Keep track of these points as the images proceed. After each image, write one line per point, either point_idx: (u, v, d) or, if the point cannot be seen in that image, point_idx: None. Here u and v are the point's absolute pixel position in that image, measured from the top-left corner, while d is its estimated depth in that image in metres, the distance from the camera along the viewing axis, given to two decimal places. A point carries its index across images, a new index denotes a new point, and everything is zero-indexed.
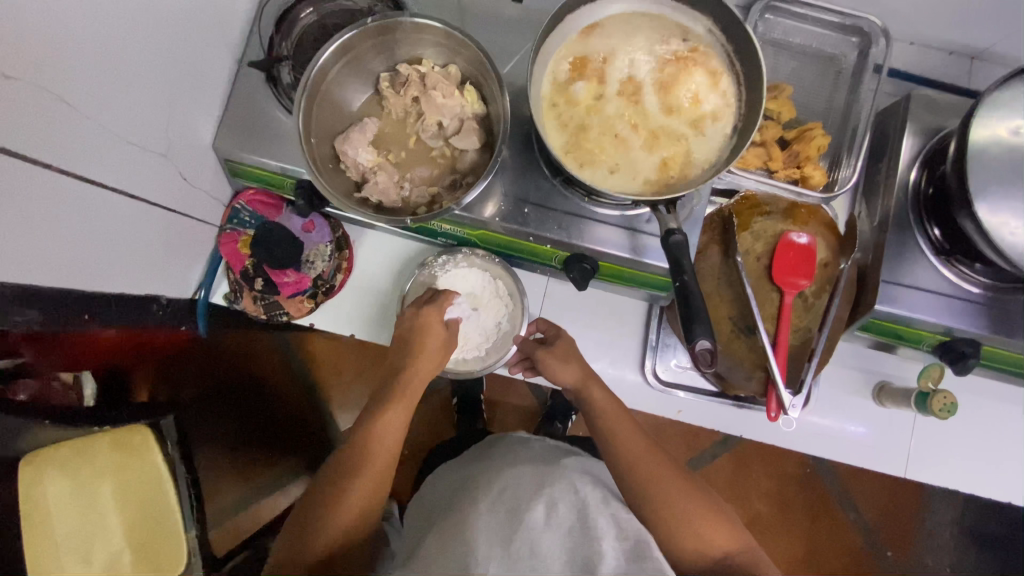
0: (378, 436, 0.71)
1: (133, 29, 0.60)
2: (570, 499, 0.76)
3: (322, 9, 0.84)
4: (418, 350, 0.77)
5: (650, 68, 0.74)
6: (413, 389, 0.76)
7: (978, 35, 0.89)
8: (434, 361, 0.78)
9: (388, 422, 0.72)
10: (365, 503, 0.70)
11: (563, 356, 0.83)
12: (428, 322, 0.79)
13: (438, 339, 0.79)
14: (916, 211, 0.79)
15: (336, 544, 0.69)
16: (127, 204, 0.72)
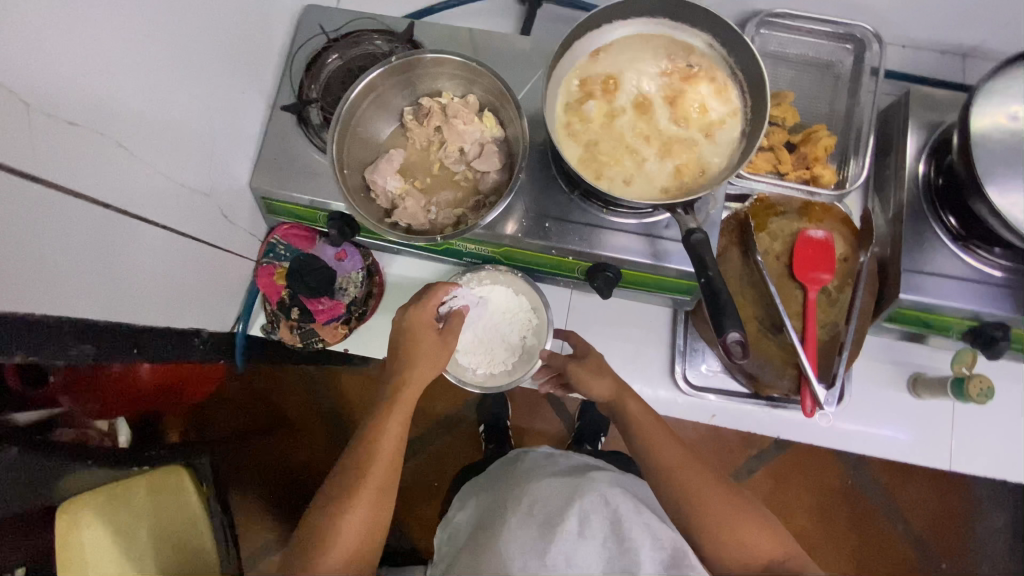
0: (378, 445, 0.70)
1: (174, 77, 0.66)
2: (603, 511, 0.75)
3: (346, 54, 0.90)
4: (411, 355, 0.76)
5: (656, 83, 0.78)
6: (411, 397, 0.74)
7: (969, 34, 0.93)
8: (431, 362, 0.77)
9: (386, 429, 0.71)
10: (369, 518, 0.67)
11: (592, 372, 0.84)
12: (424, 327, 0.78)
13: (438, 348, 0.78)
14: (929, 202, 0.81)
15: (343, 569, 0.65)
16: (172, 241, 0.76)
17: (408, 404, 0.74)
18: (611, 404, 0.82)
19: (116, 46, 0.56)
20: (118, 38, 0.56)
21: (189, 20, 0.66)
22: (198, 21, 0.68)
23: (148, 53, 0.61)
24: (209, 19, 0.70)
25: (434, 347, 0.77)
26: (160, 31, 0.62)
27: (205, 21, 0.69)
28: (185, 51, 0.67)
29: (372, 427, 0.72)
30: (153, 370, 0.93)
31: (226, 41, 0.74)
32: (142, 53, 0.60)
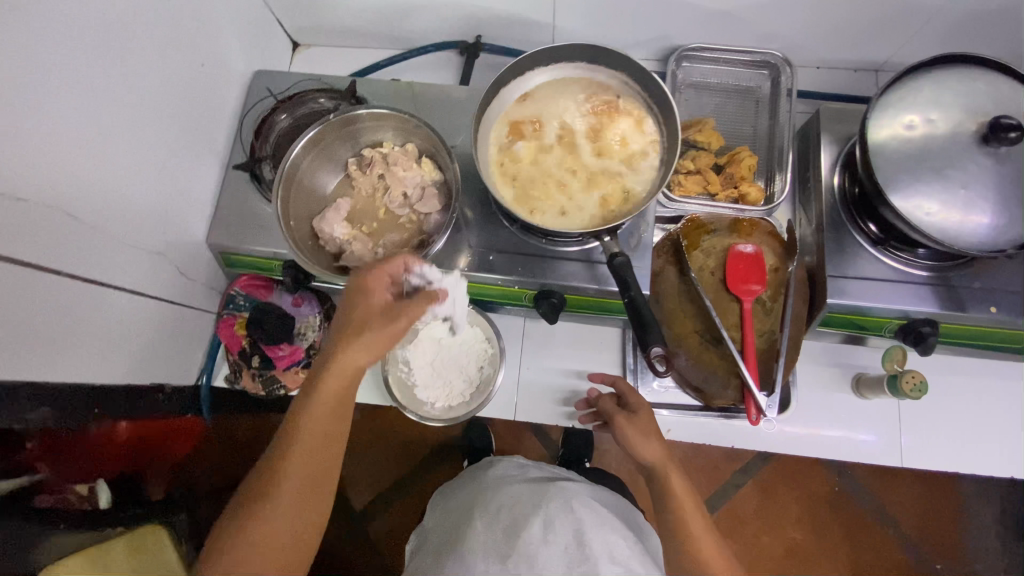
0: (298, 459, 0.65)
1: (117, 148, 0.72)
2: (566, 518, 0.80)
3: (295, 113, 0.95)
4: (347, 335, 0.66)
5: (580, 121, 0.84)
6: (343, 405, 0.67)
7: (874, 52, 1.00)
8: (367, 344, 0.66)
9: (303, 441, 0.65)
10: (286, 534, 0.64)
11: (642, 430, 0.78)
12: (363, 308, 0.67)
13: (380, 347, 0.66)
14: (846, 210, 0.85)
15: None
16: (129, 300, 0.80)
17: (341, 386, 0.66)
18: (654, 469, 0.75)
19: (48, 126, 0.61)
20: (52, 118, 0.62)
21: (126, 96, 0.72)
22: (136, 96, 0.74)
23: (85, 128, 0.66)
24: (148, 93, 0.76)
25: (376, 327, 0.66)
26: (95, 108, 0.68)
27: (144, 96, 0.75)
28: (125, 125, 0.73)
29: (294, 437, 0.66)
30: (127, 427, 0.87)
31: (168, 112, 0.81)
32: (79, 128, 0.65)
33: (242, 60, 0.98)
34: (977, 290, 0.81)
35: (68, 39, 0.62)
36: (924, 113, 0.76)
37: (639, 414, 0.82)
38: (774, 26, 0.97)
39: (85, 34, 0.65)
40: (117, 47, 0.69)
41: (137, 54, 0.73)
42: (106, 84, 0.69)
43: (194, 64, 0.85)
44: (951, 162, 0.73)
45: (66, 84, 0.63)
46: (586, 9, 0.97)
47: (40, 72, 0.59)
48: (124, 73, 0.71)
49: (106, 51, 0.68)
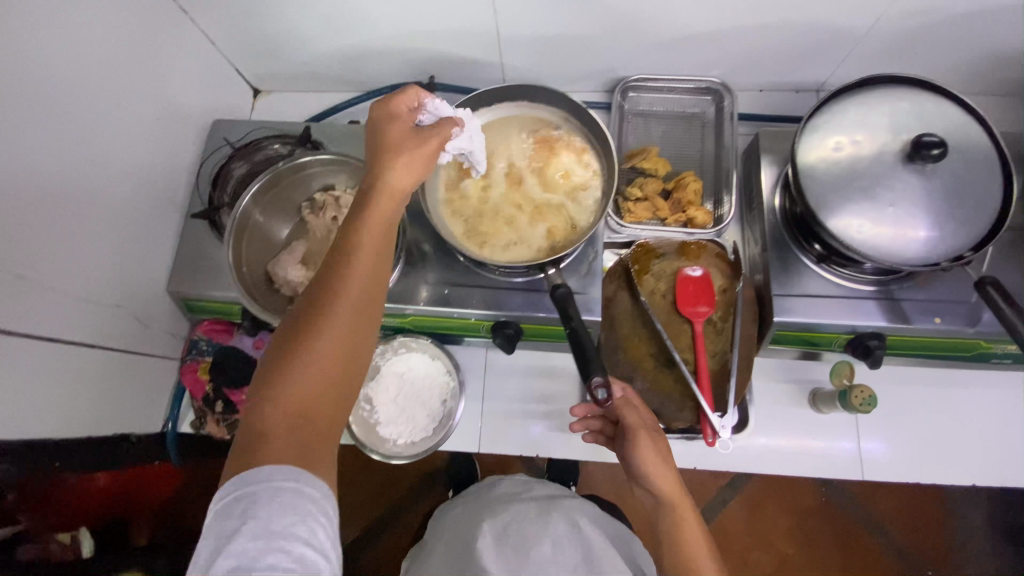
0: (338, 295, 0.56)
1: (63, 207, 0.75)
2: (573, 540, 0.86)
3: (251, 161, 0.97)
4: (393, 156, 0.63)
5: (525, 156, 0.86)
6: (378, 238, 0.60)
7: (811, 73, 1.04)
8: (416, 167, 0.64)
9: (360, 257, 0.58)
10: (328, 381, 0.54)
11: (660, 455, 0.75)
12: (399, 131, 0.64)
13: (411, 171, 0.64)
14: (788, 230, 0.87)
15: (299, 442, 0.50)
16: (83, 352, 0.81)
17: (388, 209, 0.62)
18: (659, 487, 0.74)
19: None
20: None
21: (69, 157, 0.75)
22: (79, 156, 0.77)
23: (25, 193, 0.69)
24: (93, 152, 0.79)
25: (420, 148, 0.64)
26: (34, 172, 0.70)
27: (87, 155, 0.78)
28: (68, 184, 0.75)
29: (326, 276, 0.57)
30: (105, 477, 0.91)
31: (116, 168, 0.84)
32: (19, 191, 0.68)
33: (199, 111, 1.02)
34: (920, 302, 0.83)
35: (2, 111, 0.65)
36: (850, 135, 0.78)
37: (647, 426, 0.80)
38: (712, 55, 1.01)
39: (20, 105, 0.68)
40: (55, 113, 0.73)
41: (77, 116, 0.76)
42: (45, 148, 0.72)
43: (145, 119, 0.89)
44: (878, 181, 0.75)
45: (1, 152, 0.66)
46: (530, 48, 1.01)
47: None
48: (64, 137, 0.74)
49: (42, 118, 0.71)
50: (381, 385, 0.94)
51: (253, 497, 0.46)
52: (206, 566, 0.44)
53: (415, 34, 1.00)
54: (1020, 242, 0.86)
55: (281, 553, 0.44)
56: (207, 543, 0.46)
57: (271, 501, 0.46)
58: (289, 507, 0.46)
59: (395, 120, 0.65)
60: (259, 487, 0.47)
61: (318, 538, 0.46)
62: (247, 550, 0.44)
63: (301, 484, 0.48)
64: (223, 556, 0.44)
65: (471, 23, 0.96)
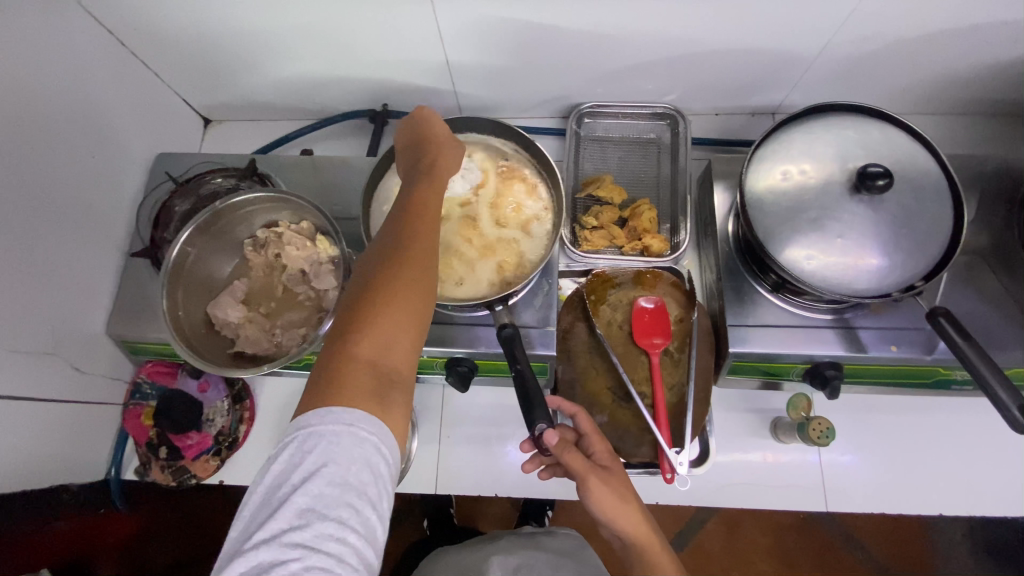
0: (406, 245, 0.57)
1: None
2: None
3: (193, 197, 0.94)
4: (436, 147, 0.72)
5: (474, 188, 0.85)
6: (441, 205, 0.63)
7: (765, 97, 1.04)
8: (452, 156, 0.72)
9: (421, 216, 0.61)
10: (406, 328, 0.53)
11: (618, 494, 0.64)
12: (437, 129, 0.74)
13: (455, 158, 0.73)
14: (742, 258, 0.86)
15: (375, 383, 0.50)
16: (13, 405, 0.77)
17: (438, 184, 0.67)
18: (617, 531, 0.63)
19: None
20: None
21: None
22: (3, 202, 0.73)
23: None
24: (21, 197, 0.76)
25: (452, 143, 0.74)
26: None
27: (14, 200, 0.75)
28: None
29: (392, 233, 0.59)
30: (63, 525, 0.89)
31: (48, 212, 0.80)
32: None
33: (143, 146, 0.99)
34: (876, 330, 0.82)
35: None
36: (799, 164, 0.77)
37: (605, 463, 0.68)
38: (665, 82, 1.00)
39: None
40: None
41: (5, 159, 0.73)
42: None
43: (84, 158, 0.86)
44: (827, 212, 0.75)
45: None
46: (481, 77, 1.00)
47: None
48: None
49: None
50: None
51: (335, 441, 0.47)
52: (280, 498, 0.46)
53: (363, 64, 0.98)
54: (974, 265, 0.85)
55: (352, 509, 0.46)
56: (282, 473, 0.47)
57: (351, 452, 0.47)
58: (367, 463, 0.47)
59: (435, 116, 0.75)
60: (343, 431, 0.47)
61: (382, 506, 0.48)
62: (324, 495, 0.45)
63: (381, 441, 0.48)
64: (301, 492, 0.45)
65: (420, 53, 0.94)
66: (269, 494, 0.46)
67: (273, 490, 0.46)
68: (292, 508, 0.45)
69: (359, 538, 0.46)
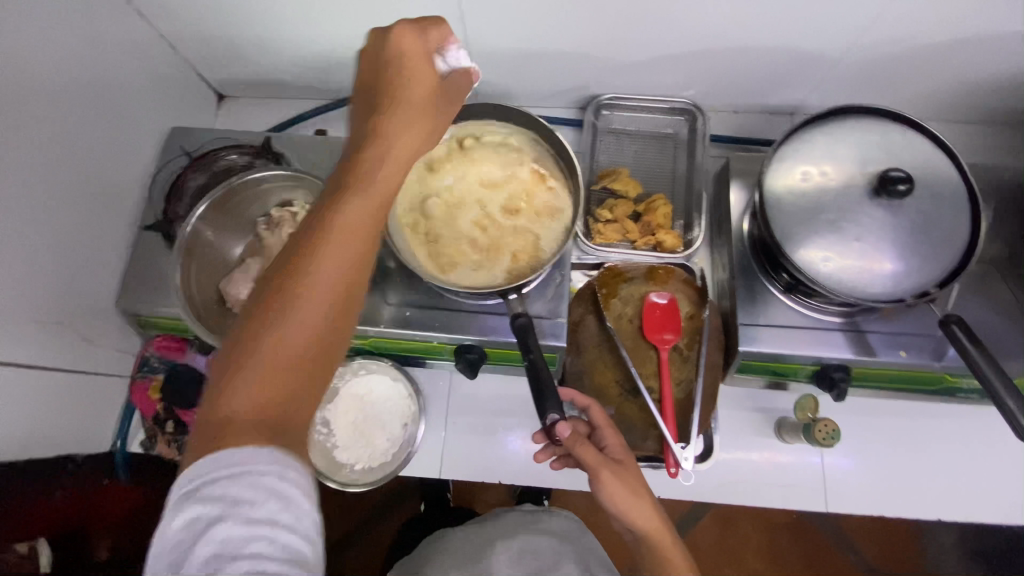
0: (322, 259, 0.48)
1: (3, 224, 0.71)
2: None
3: (208, 172, 0.94)
4: (392, 108, 0.55)
5: (489, 174, 0.84)
6: (361, 202, 0.50)
7: (785, 97, 1.03)
8: (416, 122, 0.56)
9: (347, 220, 0.49)
10: (295, 369, 0.46)
11: (630, 487, 0.66)
12: (407, 78, 0.56)
13: (423, 125, 0.56)
14: (755, 257, 0.86)
15: (271, 433, 0.44)
16: (23, 375, 0.77)
17: (389, 169, 0.53)
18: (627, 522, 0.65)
19: None
20: None
21: (11, 171, 0.72)
22: (18, 169, 0.73)
23: None
24: (37, 166, 0.76)
25: (422, 102, 0.56)
26: None
27: (31, 169, 0.75)
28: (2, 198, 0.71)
29: (308, 238, 0.48)
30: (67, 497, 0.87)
31: (61, 182, 0.80)
32: None
33: (157, 120, 0.98)
34: (885, 335, 0.82)
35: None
36: (819, 165, 0.77)
37: (617, 456, 0.70)
38: (685, 77, 0.99)
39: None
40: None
41: (24, 127, 0.73)
42: None
43: (98, 129, 0.85)
44: (845, 214, 0.74)
45: None
46: (500, 63, 0.99)
47: None
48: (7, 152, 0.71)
49: None
50: (341, 408, 0.90)
51: (232, 482, 0.41)
52: (182, 554, 0.40)
53: None
54: (986, 275, 0.85)
55: (264, 541, 0.40)
56: (178, 531, 0.40)
57: (251, 487, 0.41)
58: (273, 496, 0.41)
59: (405, 54, 0.56)
60: (240, 474, 0.41)
61: (304, 525, 0.42)
62: (229, 538, 0.39)
63: (284, 468, 0.42)
64: (203, 541, 0.39)
65: None
66: (169, 557, 0.40)
67: (172, 552, 0.40)
68: (193, 564, 0.39)
69: (281, 566, 0.39)
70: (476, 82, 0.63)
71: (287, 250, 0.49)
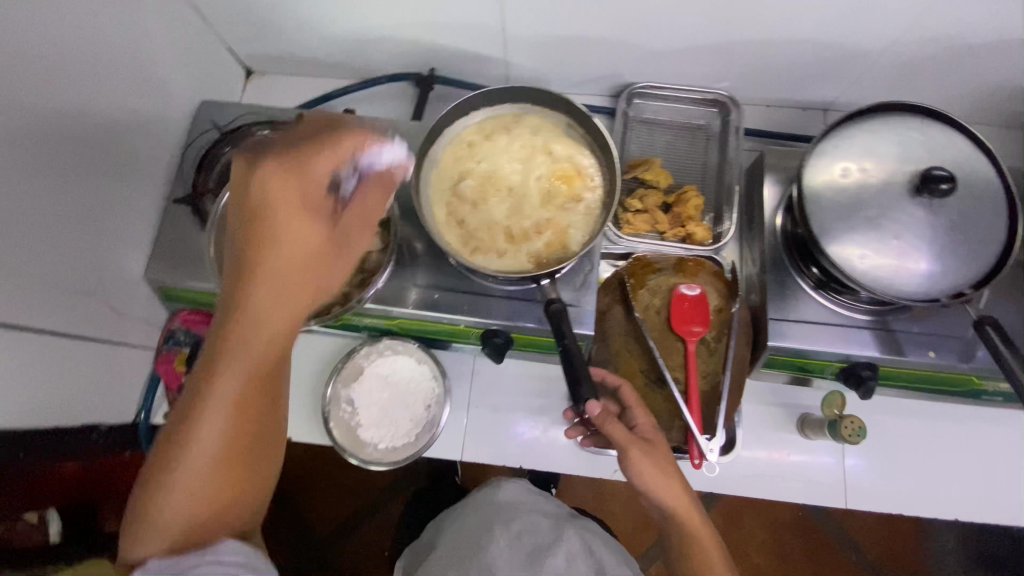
0: (203, 414, 0.55)
1: (38, 190, 0.71)
2: (584, 554, 0.87)
3: (238, 144, 0.93)
4: (266, 257, 0.56)
5: (522, 158, 0.84)
6: (245, 352, 0.55)
7: (820, 92, 1.02)
8: (298, 269, 0.57)
9: (224, 374, 0.55)
10: (216, 493, 0.57)
11: (659, 466, 0.68)
12: (277, 229, 0.56)
13: (308, 270, 0.57)
14: (788, 252, 0.86)
15: (190, 544, 0.56)
16: (53, 342, 0.77)
17: (265, 322, 0.56)
18: (657, 499, 0.68)
19: None
20: None
21: (47, 138, 0.72)
22: (56, 137, 0.73)
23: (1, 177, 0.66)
24: (71, 133, 0.75)
25: (311, 248, 0.57)
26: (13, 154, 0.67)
27: (67, 137, 0.75)
28: (37, 166, 0.71)
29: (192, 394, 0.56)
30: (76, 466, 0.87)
31: (94, 153, 0.79)
32: None
33: (187, 93, 0.97)
34: (915, 334, 0.82)
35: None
36: (859, 161, 0.77)
37: (647, 436, 0.72)
38: (721, 67, 0.98)
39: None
40: (30, 93, 0.68)
41: (62, 94, 0.73)
42: (26, 130, 0.68)
43: (131, 99, 0.85)
44: (884, 211, 0.74)
45: None
46: (534, 48, 0.98)
47: None
48: (45, 118, 0.71)
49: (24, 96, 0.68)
50: (365, 387, 0.91)
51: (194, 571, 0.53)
52: None
53: (416, 24, 0.96)
54: (1018, 279, 0.85)
55: None
56: None
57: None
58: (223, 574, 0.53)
59: (274, 204, 0.56)
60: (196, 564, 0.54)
61: None
62: None
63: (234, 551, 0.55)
64: None
65: (476, 18, 0.92)
66: None
67: None
68: None
69: None
70: (384, 193, 0.65)
71: (182, 402, 0.56)
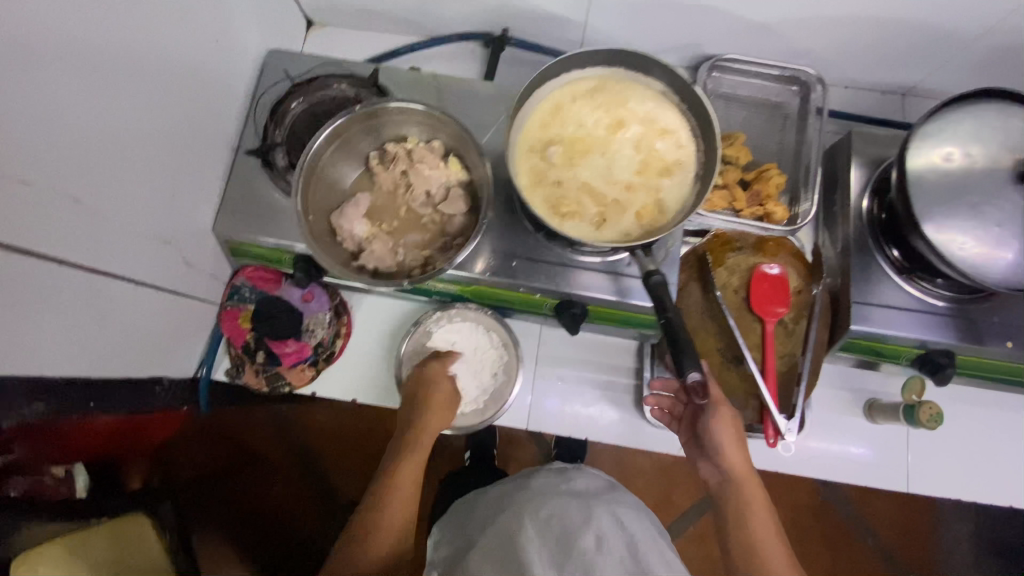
0: (382, 511, 0.71)
1: (142, 133, 0.68)
2: (619, 534, 0.84)
3: (309, 99, 0.92)
4: (428, 400, 0.80)
5: (614, 127, 0.81)
6: (411, 464, 0.75)
7: (903, 76, 1.00)
8: (443, 414, 0.81)
9: (398, 480, 0.74)
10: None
11: (736, 433, 0.73)
12: (435, 386, 0.82)
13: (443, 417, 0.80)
14: (873, 236, 0.85)
15: None
16: (133, 291, 0.75)
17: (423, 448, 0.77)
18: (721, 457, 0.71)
19: (80, 107, 0.58)
20: (88, 103, 0.58)
21: (156, 76, 0.68)
22: (161, 77, 0.70)
23: (113, 115, 0.63)
24: (172, 75, 0.72)
25: (447, 397, 0.81)
26: (125, 91, 0.64)
27: (169, 79, 0.71)
28: (145, 107, 0.68)
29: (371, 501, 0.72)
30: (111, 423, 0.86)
31: (187, 96, 0.76)
32: (109, 112, 0.62)
33: (258, 39, 0.93)
34: (995, 324, 0.81)
35: (98, 10, 0.57)
36: (964, 146, 0.75)
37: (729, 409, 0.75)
38: (809, 44, 0.96)
39: (121, 6, 0.60)
40: (148, 27, 0.65)
41: (168, 31, 0.69)
42: (139, 68, 0.65)
43: (217, 41, 0.81)
44: (987, 199, 0.73)
45: (105, 70, 0.60)
46: (622, 12, 0.94)
47: (78, 58, 0.56)
48: (155, 56, 0.67)
49: (143, 31, 0.64)
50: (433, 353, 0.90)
51: None
52: None
53: None
54: None
55: None
56: None
57: None
58: None
59: (435, 374, 0.84)
60: None
61: None
62: None
63: None
64: None
65: None
66: None
67: None
68: None
69: None
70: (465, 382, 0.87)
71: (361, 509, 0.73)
